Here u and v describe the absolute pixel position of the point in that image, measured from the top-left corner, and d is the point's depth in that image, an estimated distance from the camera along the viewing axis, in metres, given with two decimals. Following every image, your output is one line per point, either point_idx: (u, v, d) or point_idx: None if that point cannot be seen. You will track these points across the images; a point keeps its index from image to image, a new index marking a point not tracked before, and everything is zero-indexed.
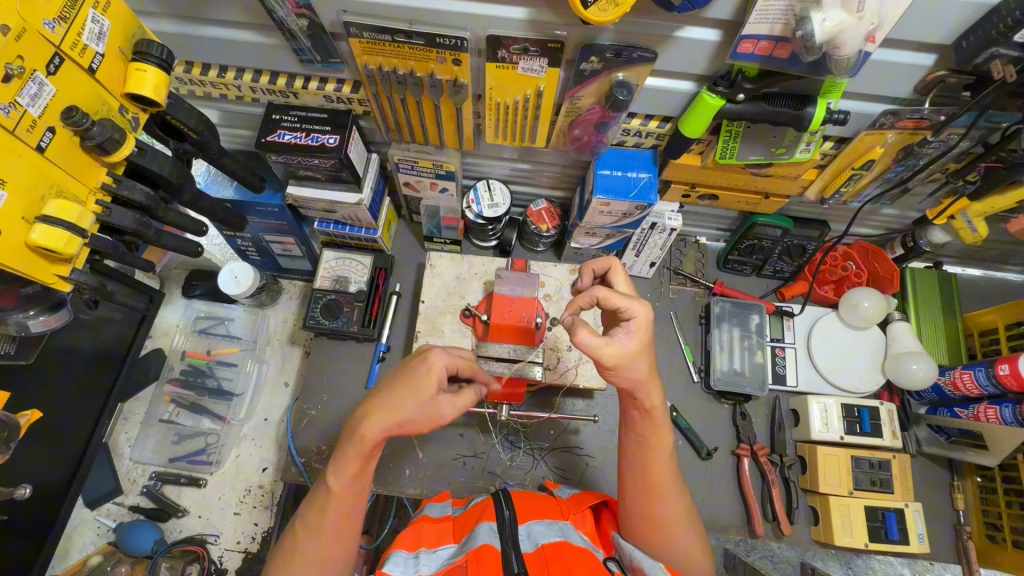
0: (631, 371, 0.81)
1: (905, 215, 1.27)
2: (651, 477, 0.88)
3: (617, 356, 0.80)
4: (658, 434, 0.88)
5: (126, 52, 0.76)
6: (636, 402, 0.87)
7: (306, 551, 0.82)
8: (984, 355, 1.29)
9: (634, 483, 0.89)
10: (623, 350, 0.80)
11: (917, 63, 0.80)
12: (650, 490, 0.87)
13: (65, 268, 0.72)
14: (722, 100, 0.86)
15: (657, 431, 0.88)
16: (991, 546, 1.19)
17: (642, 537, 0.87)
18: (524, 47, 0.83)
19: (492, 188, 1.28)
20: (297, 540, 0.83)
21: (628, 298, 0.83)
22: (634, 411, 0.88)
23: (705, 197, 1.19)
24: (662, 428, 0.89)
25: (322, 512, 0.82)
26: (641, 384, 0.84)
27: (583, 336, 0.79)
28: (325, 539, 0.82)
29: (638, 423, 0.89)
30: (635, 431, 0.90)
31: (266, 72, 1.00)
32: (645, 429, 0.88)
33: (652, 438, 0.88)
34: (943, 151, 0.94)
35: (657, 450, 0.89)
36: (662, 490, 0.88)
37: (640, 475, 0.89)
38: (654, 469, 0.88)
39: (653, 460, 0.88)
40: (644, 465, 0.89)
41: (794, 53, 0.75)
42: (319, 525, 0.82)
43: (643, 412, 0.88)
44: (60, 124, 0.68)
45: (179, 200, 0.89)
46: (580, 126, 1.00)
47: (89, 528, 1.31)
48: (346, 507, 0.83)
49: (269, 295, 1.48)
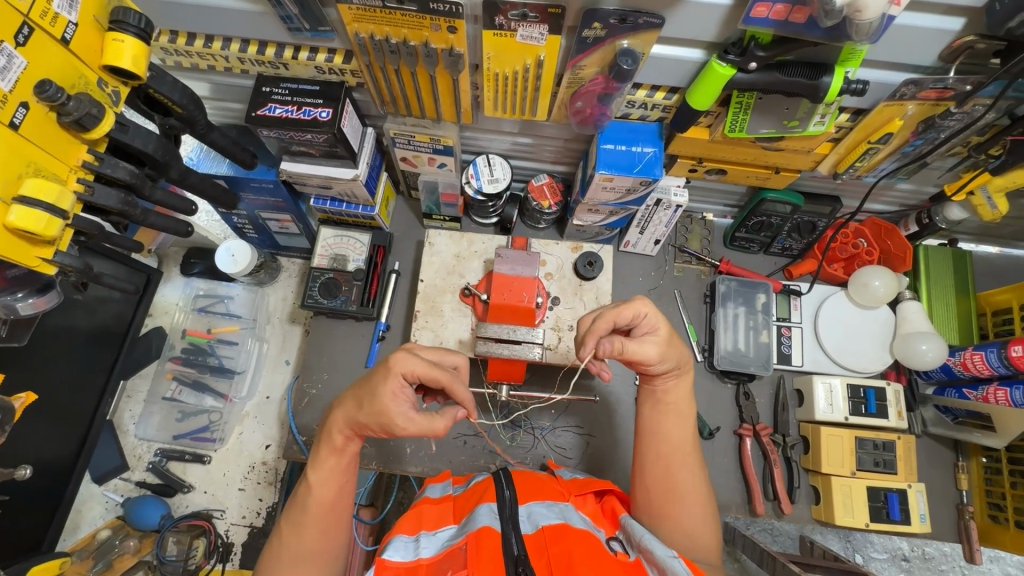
0: (671, 356, 0.88)
1: (922, 191, 1.22)
2: (676, 445, 0.90)
3: (656, 349, 0.87)
4: (687, 404, 0.92)
5: (102, 22, 0.72)
6: (676, 372, 0.92)
7: (292, 550, 0.81)
8: (996, 335, 1.26)
9: (656, 449, 0.90)
10: (660, 341, 0.88)
11: (943, 28, 0.74)
12: (674, 458, 0.89)
13: (48, 250, 0.70)
14: (733, 68, 0.81)
15: (685, 397, 0.93)
16: (993, 526, 1.20)
17: (658, 502, 0.88)
18: (523, 13, 0.79)
19: (492, 163, 1.23)
20: (282, 537, 0.83)
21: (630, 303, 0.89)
22: (670, 382, 0.92)
23: (713, 172, 1.15)
24: (691, 397, 0.93)
25: (303, 510, 0.82)
26: (683, 360, 0.90)
27: (629, 348, 0.87)
28: (307, 533, 0.82)
29: (666, 391, 0.93)
30: (661, 398, 0.93)
31: (254, 42, 0.96)
32: (676, 396, 0.92)
33: (681, 403, 0.92)
34: (967, 123, 0.89)
35: (682, 419, 0.92)
36: (685, 459, 0.89)
37: (662, 442, 0.90)
38: (680, 439, 0.90)
39: (676, 427, 0.91)
40: (667, 435, 0.91)
41: (811, 17, 0.71)
42: (302, 518, 0.82)
43: (676, 378, 0.92)
44: (34, 99, 0.65)
45: (166, 177, 0.86)
46: (583, 98, 0.96)
47: (98, 502, 1.33)
48: (326, 506, 0.83)
49: (268, 273, 1.45)
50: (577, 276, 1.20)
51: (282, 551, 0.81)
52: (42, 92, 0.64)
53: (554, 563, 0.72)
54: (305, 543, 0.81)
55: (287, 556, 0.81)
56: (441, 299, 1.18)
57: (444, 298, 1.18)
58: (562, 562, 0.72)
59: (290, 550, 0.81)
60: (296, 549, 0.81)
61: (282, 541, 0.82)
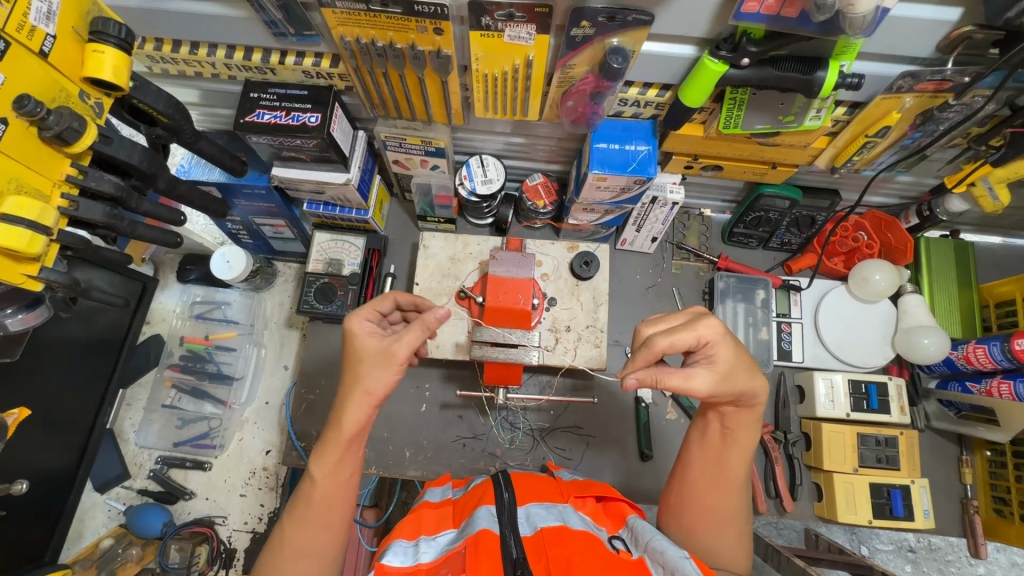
0: (725, 391, 0.75)
1: (921, 183, 1.20)
2: (724, 468, 0.84)
3: (707, 383, 0.74)
4: (749, 433, 0.83)
5: (81, 33, 0.70)
6: (734, 403, 0.80)
7: (294, 546, 0.78)
8: (1000, 327, 1.23)
9: (703, 465, 0.86)
10: (713, 375, 0.74)
11: (940, 19, 0.72)
12: (719, 481, 0.84)
13: (34, 266, 0.70)
14: (725, 65, 0.80)
15: (748, 428, 0.83)
16: (999, 519, 1.18)
17: (693, 515, 0.85)
18: (510, 13, 0.77)
19: (485, 164, 1.21)
20: (284, 529, 0.79)
21: (690, 326, 0.74)
22: (728, 408, 0.82)
23: (709, 168, 1.13)
24: (754, 426, 0.83)
25: (308, 505, 0.79)
26: (744, 393, 0.77)
27: (667, 379, 0.72)
28: (313, 529, 0.79)
29: (727, 417, 0.83)
30: (722, 423, 0.84)
31: (240, 47, 0.95)
32: (735, 425, 0.83)
33: (740, 432, 0.83)
34: (967, 115, 0.88)
35: (740, 444, 0.84)
36: (728, 482, 0.84)
37: (712, 462, 0.85)
38: (730, 464, 0.84)
39: (732, 453, 0.84)
40: (719, 457, 0.85)
41: (804, 11, 0.69)
42: (306, 515, 0.79)
43: (738, 408, 0.81)
44: (13, 114, 0.64)
45: (154, 187, 0.85)
46: (574, 97, 0.94)
47: (100, 511, 1.34)
48: (334, 501, 0.80)
49: (264, 278, 1.45)
50: (573, 276, 1.19)
51: (283, 545, 0.78)
52: (21, 107, 0.63)
53: (553, 565, 0.72)
54: (311, 537, 0.78)
55: (288, 550, 0.77)
56: (436, 302, 1.17)
57: (440, 301, 1.17)
58: (561, 563, 0.72)
59: (291, 545, 0.78)
60: (299, 543, 0.78)
61: (284, 535, 0.79)
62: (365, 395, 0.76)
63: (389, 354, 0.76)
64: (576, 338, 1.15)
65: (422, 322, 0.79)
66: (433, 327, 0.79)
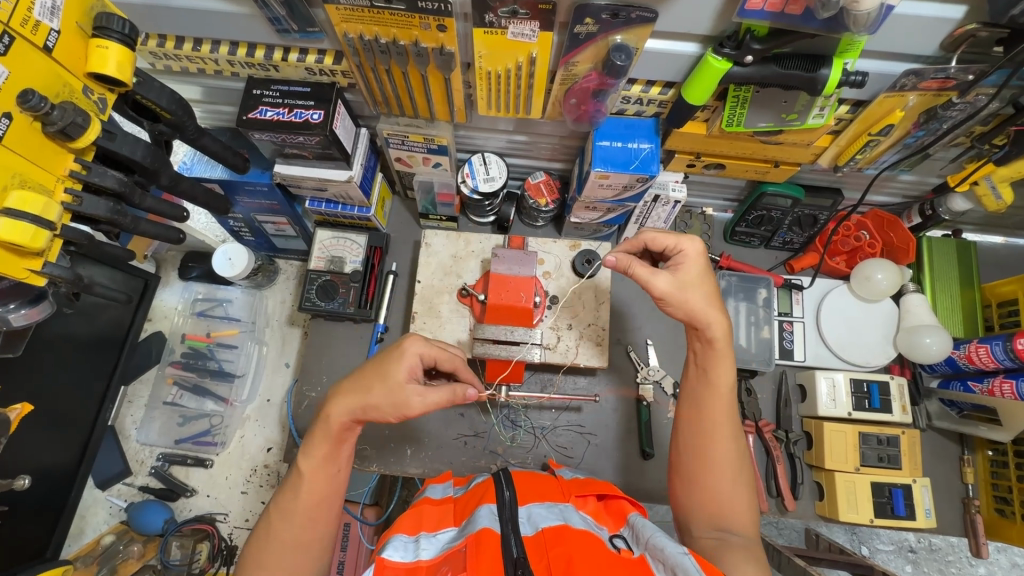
0: (679, 300, 0.86)
1: (924, 182, 1.20)
2: (709, 411, 0.86)
3: (666, 284, 0.86)
4: (722, 369, 0.87)
5: (85, 28, 0.70)
6: (698, 332, 0.88)
7: (281, 537, 0.77)
8: (1002, 327, 1.23)
9: (688, 413, 0.88)
10: (672, 280, 0.86)
11: (944, 17, 0.72)
12: (705, 424, 0.86)
13: (37, 261, 0.70)
14: (728, 63, 0.79)
15: (722, 365, 0.87)
16: (1001, 519, 1.18)
17: (688, 471, 0.85)
18: (513, 10, 0.77)
19: (488, 161, 1.21)
20: (271, 521, 0.79)
21: (676, 239, 0.88)
22: (697, 343, 0.89)
23: (711, 166, 1.13)
24: (728, 361, 0.87)
25: (293, 496, 0.79)
26: (700, 314, 0.86)
27: (637, 268, 0.86)
28: (298, 522, 0.78)
29: (700, 355, 0.89)
30: (698, 363, 0.90)
31: (243, 44, 0.95)
32: (710, 362, 0.88)
33: (713, 365, 0.87)
34: (970, 113, 0.87)
35: (718, 383, 0.87)
36: (718, 428, 0.85)
37: (694, 408, 0.87)
38: (714, 406, 0.86)
39: (711, 394, 0.86)
40: (701, 401, 0.87)
41: (808, 9, 0.69)
42: (291, 505, 0.78)
43: (706, 341, 0.88)
44: (17, 109, 0.64)
45: (157, 184, 0.85)
46: (577, 95, 0.94)
47: (101, 508, 1.34)
48: (319, 494, 0.79)
49: (266, 276, 1.45)
50: (575, 274, 1.19)
51: (270, 537, 0.77)
52: (25, 102, 0.63)
53: (553, 564, 0.71)
54: (296, 529, 0.77)
55: (275, 543, 0.77)
56: (438, 300, 1.17)
57: (441, 299, 1.17)
58: (562, 563, 0.72)
59: (278, 537, 0.77)
60: (284, 534, 0.77)
61: (269, 526, 0.78)
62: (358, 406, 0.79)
63: (404, 400, 0.79)
64: (578, 337, 1.15)
65: (452, 390, 0.82)
66: (459, 399, 0.83)
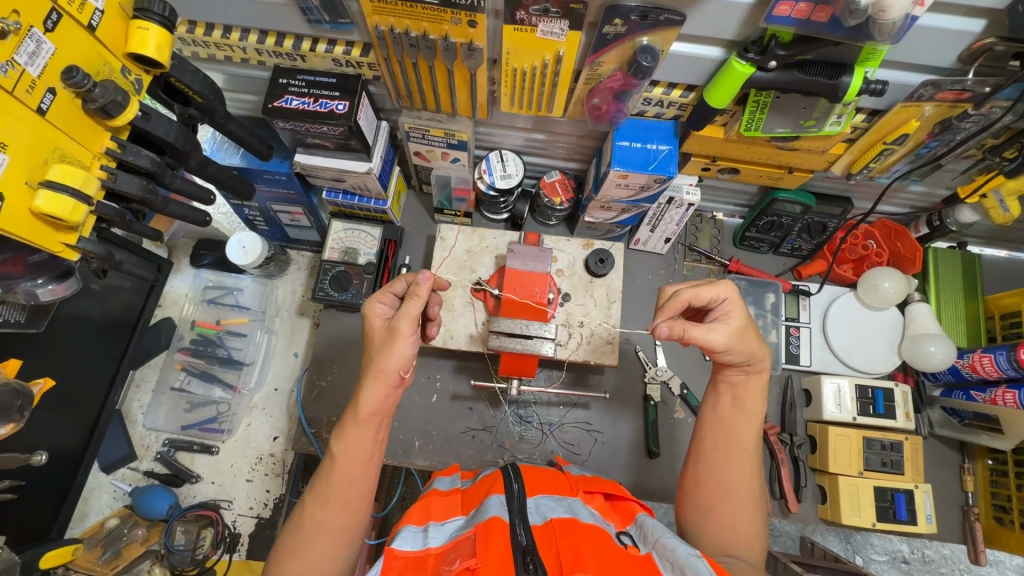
0: (740, 348, 0.83)
1: (933, 193, 1.22)
2: (736, 441, 0.86)
3: (724, 337, 0.82)
4: (757, 401, 0.87)
5: (126, 9, 0.72)
6: (745, 366, 0.86)
7: (315, 519, 0.77)
8: (1004, 339, 1.25)
9: (715, 441, 0.87)
10: (729, 330, 0.82)
11: (964, 29, 0.74)
12: (730, 452, 0.86)
13: (72, 235, 0.71)
14: (752, 67, 0.82)
15: (756, 397, 0.87)
16: (999, 528, 1.20)
17: (707, 499, 0.85)
18: (545, 9, 0.79)
19: (505, 158, 1.23)
20: (306, 507, 0.79)
21: (714, 287, 0.84)
22: (738, 375, 0.87)
23: (725, 170, 1.15)
24: (762, 396, 0.88)
25: (328, 481, 0.79)
26: (754, 353, 0.84)
27: (693, 332, 0.81)
28: (331, 507, 0.78)
29: (735, 385, 0.88)
30: (733, 393, 0.88)
31: (272, 33, 0.96)
32: (745, 393, 0.87)
33: (748, 401, 0.87)
34: (984, 125, 0.90)
35: (750, 415, 0.87)
36: (741, 455, 0.86)
37: (723, 436, 0.87)
38: (740, 436, 0.86)
39: (741, 423, 0.87)
40: (731, 429, 0.87)
41: (833, 16, 0.72)
42: (325, 489, 0.78)
43: (748, 374, 0.87)
44: (60, 85, 0.66)
45: (186, 166, 0.86)
46: (600, 94, 0.96)
47: (105, 491, 1.35)
48: (356, 476, 0.80)
49: (278, 266, 1.46)
50: (588, 272, 1.20)
51: (303, 521, 0.78)
52: (69, 78, 0.65)
53: (563, 555, 0.72)
54: (331, 513, 0.77)
55: (309, 526, 0.77)
56: (452, 293, 1.18)
57: (455, 292, 1.18)
58: (571, 553, 0.72)
59: (314, 520, 0.77)
60: (319, 518, 0.77)
61: (305, 511, 0.79)
62: (376, 373, 0.80)
63: (394, 329, 0.81)
64: (589, 333, 1.16)
65: (417, 296, 0.82)
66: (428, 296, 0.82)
